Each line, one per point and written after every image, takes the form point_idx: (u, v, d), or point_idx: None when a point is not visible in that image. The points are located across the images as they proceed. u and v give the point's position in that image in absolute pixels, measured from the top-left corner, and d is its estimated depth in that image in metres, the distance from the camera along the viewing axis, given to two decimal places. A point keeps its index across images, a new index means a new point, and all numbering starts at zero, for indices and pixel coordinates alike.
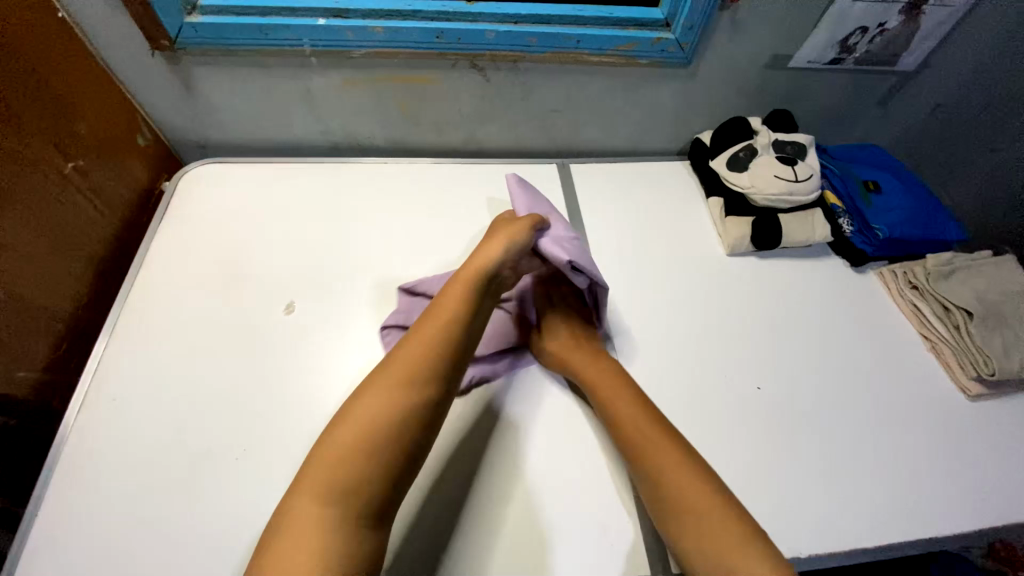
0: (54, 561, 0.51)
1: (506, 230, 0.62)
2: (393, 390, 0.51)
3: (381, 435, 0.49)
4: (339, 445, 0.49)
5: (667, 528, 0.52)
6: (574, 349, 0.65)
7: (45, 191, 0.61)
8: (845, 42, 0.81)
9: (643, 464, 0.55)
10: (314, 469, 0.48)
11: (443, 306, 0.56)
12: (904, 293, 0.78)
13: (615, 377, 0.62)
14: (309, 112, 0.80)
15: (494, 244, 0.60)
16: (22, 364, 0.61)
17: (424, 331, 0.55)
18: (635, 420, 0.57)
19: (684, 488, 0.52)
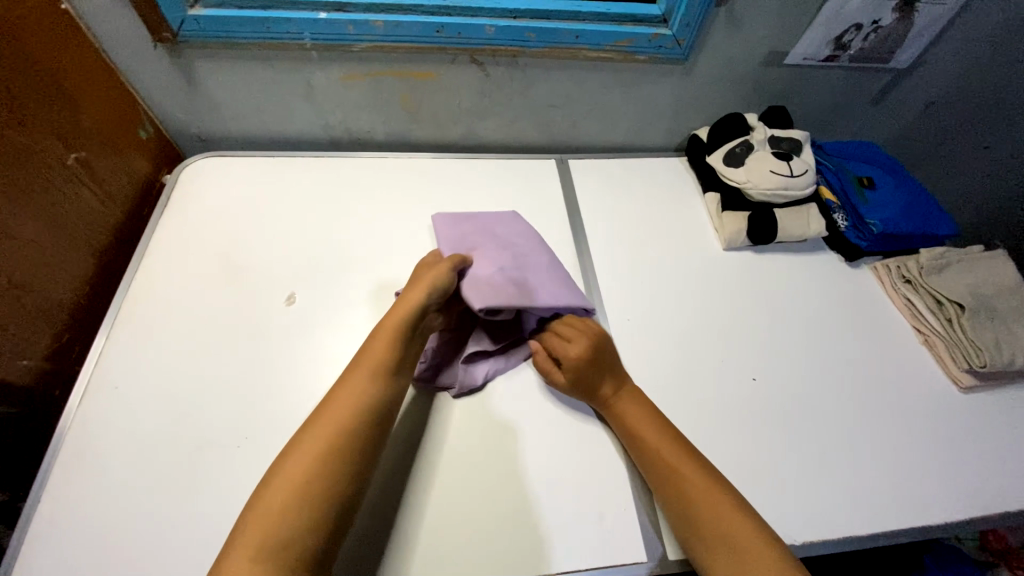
0: (56, 545, 0.52)
1: (426, 276, 0.61)
2: (318, 445, 0.50)
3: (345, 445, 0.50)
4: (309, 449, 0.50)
5: (687, 532, 0.54)
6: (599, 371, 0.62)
7: (49, 181, 0.62)
8: (840, 40, 0.82)
9: (671, 486, 0.56)
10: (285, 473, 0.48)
11: (363, 361, 0.56)
12: (897, 287, 0.79)
13: (638, 400, 0.62)
14: (310, 107, 0.81)
15: (416, 289, 0.60)
16: (24, 352, 0.61)
17: (347, 386, 0.54)
18: (664, 444, 0.58)
19: (713, 510, 0.53)
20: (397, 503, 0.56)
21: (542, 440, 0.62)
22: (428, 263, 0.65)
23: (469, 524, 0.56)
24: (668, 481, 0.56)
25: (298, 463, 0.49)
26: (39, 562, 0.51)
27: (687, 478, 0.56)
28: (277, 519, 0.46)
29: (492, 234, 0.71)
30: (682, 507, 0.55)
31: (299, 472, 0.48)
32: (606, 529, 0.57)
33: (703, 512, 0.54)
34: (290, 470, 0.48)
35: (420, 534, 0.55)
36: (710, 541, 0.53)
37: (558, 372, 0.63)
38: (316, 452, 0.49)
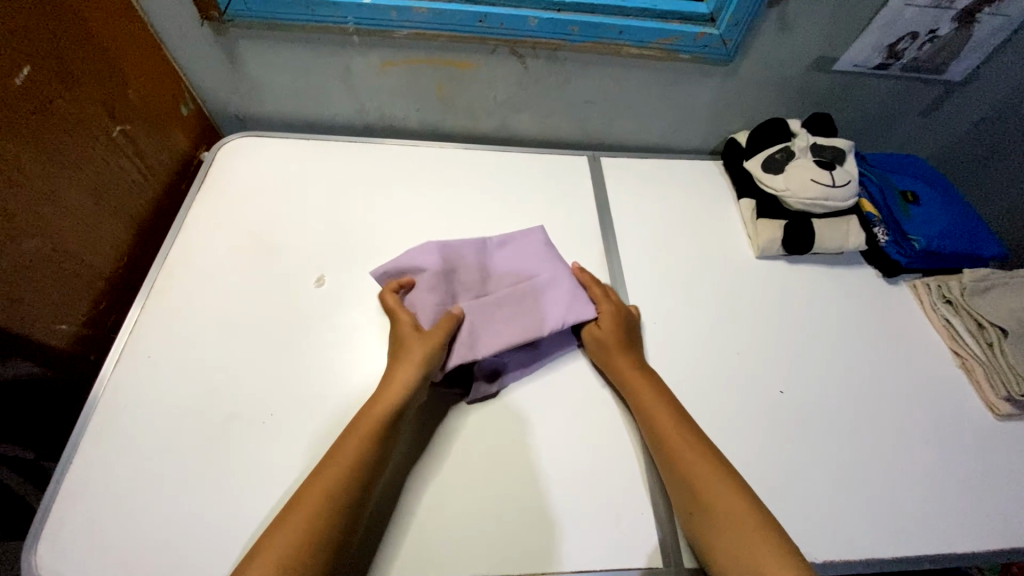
0: (86, 504, 0.53)
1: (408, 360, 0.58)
2: (344, 471, 0.51)
3: (374, 450, 0.53)
4: (343, 454, 0.52)
5: (700, 534, 0.53)
6: (620, 342, 0.64)
7: (95, 152, 0.63)
8: (894, 48, 0.79)
9: (677, 464, 0.55)
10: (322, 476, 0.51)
11: (378, 404, 0.56)
12: (937, 308, 0.77)
13: (651, 377, 0.62)
14: (347, 91, 0.81)
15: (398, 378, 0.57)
16: (64, 318, 0.63)
17: (368, 423, 0.55)
18: (671, 422, 0.58)
19: (718, 492, 0.53)
20: (420, 488, 0.57)
21: (559, 435, 0.61)
22: (401, 319, 0.62)
23: (481, 513, 0.55)
24: (672, 461, 0.56)
25: (335, 467, 0.51)
26: (72, 520, 0.52)
27: (695, 458, 0.55)
28: (316, 523, 0.48)
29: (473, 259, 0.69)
30: (689, 486, 0.54)
31: (335, 476, 0.51)
32: (623, 531, 0.56)
33: (706, 490, 0.53)
34: (326, 473, 0.51)
35: (433, 522, 0.55)
36: (715, 522, 0.52)
37: (585, 329, 0.66)
38: (350, 459, 0.52)
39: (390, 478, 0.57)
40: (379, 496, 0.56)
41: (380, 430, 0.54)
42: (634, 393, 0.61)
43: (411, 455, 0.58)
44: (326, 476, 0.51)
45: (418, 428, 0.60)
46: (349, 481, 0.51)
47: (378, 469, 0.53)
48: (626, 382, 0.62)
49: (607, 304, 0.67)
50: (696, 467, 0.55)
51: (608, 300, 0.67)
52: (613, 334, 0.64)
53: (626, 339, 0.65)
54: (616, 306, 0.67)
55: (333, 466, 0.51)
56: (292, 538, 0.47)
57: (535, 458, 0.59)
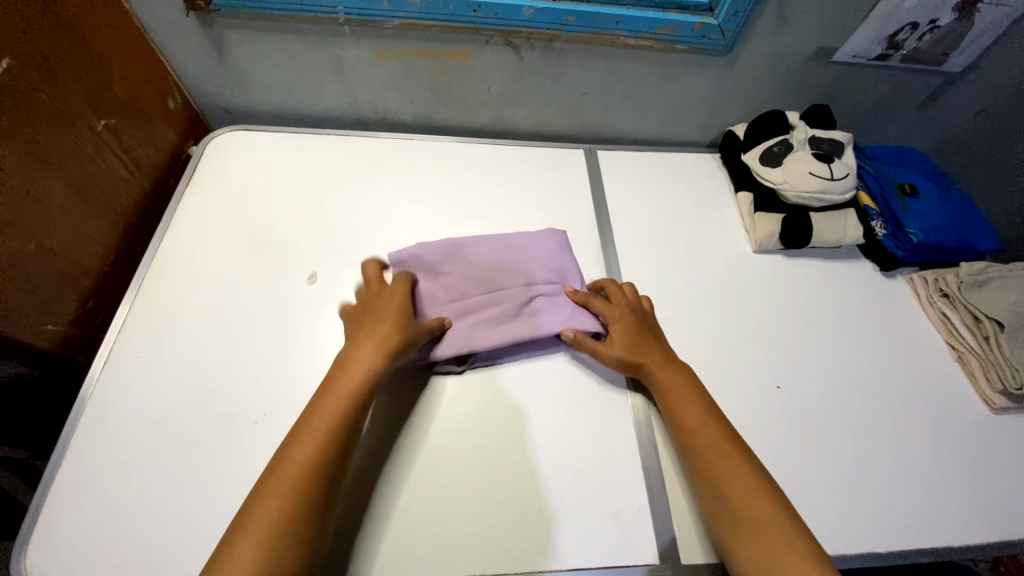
0: (77, 508, 0.52)
1: (385, 332, 0.59)
2: (319, 443, 0.51)
3: (345, 423, 0.53)
4: (321, 419, 0.52)
5: (719, 523, 0.53)
6: (641, 351, 0.62)
7: (80, 147, 0.61)
8: (894, 38, 0.78)
9: (706, 467, 0.55)
10: (307, 434, 0.51)
11: (351, 374, 0.56)
12: (933, 300, 0.77)
13: (683, 377, 0.61)
14: (339, 83, 0.79)
15: (376, 345, 0.58)
16: (50, 319, 0.62)
17: (335, 395, 0.54)
18: (703, 420, 0.58)
19: (735, 483, 0.53)
20: (415, 487, 0.56)
21: (557, 430, 0.61)
22: (391, 287, 0.64)
23: (481, 511, 0.55)
24: (698, 454, 0.56)
25: (324, 418, 0.52)
26: (63, 524, 0.52)
27: (722, 461, 0.55)
28: (303, 486, 0.48)
29: (485, 250, 0.69)
30: (714, 487, 0.54)
31: (320, 432, 0.51)
32: (620, 526, 0.56)
33: (733, 492, 0.53)
34: (311, 432, 0.51)
35: (431, 520, 0.54)
36: (738, 523, 0.52)
37: (605, 354, 0.63)
38: (343, 436, 0.52)
39: (384, 479, 0.56)
40: (374, 496, 0.55)
41: (346, 407, 0.54)
42: (662, 388, 0.60)
43: (406, 455, 0.58)
44: (312, 433, 0.51)
45: (413, 429, 0.59)
46: (336, 434, 0.52)
47: (351, 440, 0.53)
48: (650, 376, 0.61)
49: (619, 312, 0.65)
50: (725, 470, 0.54)
51: (623, 298, 0.67)
52: (630, 337, 0.63)
53: (645, 337, 0.64)
54: (630, 306, 0.66)
55: (313, 435, 0.51)
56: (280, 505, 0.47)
57: (535, 454, 0.59)
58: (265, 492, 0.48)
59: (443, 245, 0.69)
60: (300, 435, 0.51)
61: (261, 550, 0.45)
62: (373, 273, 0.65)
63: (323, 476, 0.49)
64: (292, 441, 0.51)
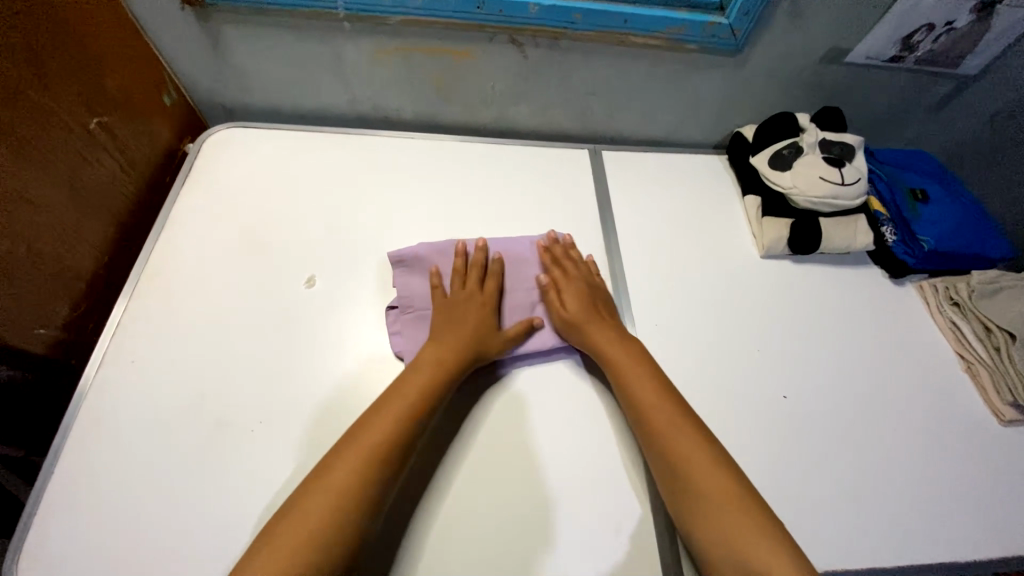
0: (69, 518, 0.51)
1: (459, 335, 0.60)
2: (369, 454, 0.49)
3: (398, 435, 0.51)
4: (371, 431, 0.51)
5: (676, 503, 0.52)
6: (590, 319, 0.63)
7: (72, 146, 0.60)
8: (908, 40, 0.76)
9: (661, 444, 0.54)
10: (362, 439, 0.50)
11: (412, 381, 0.55)
12: (943, 309, 0.75)
13: (635, 353, 0.61)
14: (339, 80, 0.77)
15: (448, 349, 0.59)
16: (42, 323, 0.60)
17: (396, 404, 0.53)
18: (654, 397, 0.56)
19: (691, 459, 0.52)
20: (415, 501, 0.54)
21: (560, 440, 0.59)
22: (483, 292, 0.64)
23: (477, 523, 0.54)
24: (651, 433, 0.55)
25: (378, 428, 0.51)
26: (55, 536, 0.50)
27: (679, 438, 0.53)
28: (352, 492, 0.47)
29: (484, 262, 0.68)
30: (671, 464, 0.53)
31: (375, 438, 0.50)
32: (623, 540, 0.55)
33: (691, 469, 0.51)
34: (365, 438, 0.50)
35: (431, 533, 0.53)
36: (698, 504, 0.50)
37: (555, 313, 0.64)
38: (391, 447, 0.50)
39: None
40: None
41: (402, 417, 0.52)
42: (613, 365, 0.59)
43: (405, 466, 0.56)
44: (365, 438, 0.50)
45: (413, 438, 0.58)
46: (390, 447, 0.50)
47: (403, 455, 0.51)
48: (599, 350, 0.61)
49: (577, 281, 0.66)
50: (680, 446, 0.53)
51: (580, 269, 0.67)
52: (584, 307, 0.63)
53: (598, 310, 0.64)
54: (585, 277, 0.67)
55: (361, 446, 0.50)
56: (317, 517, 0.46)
57: (539, 465, 0.58)
58: (307, 497, 0.47)
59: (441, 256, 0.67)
60: (355, 440, 0.50)
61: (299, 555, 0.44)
62: (472, 273, 0.65)
63: (371, 484, 0.48)
64: (339, 451, 0.50)
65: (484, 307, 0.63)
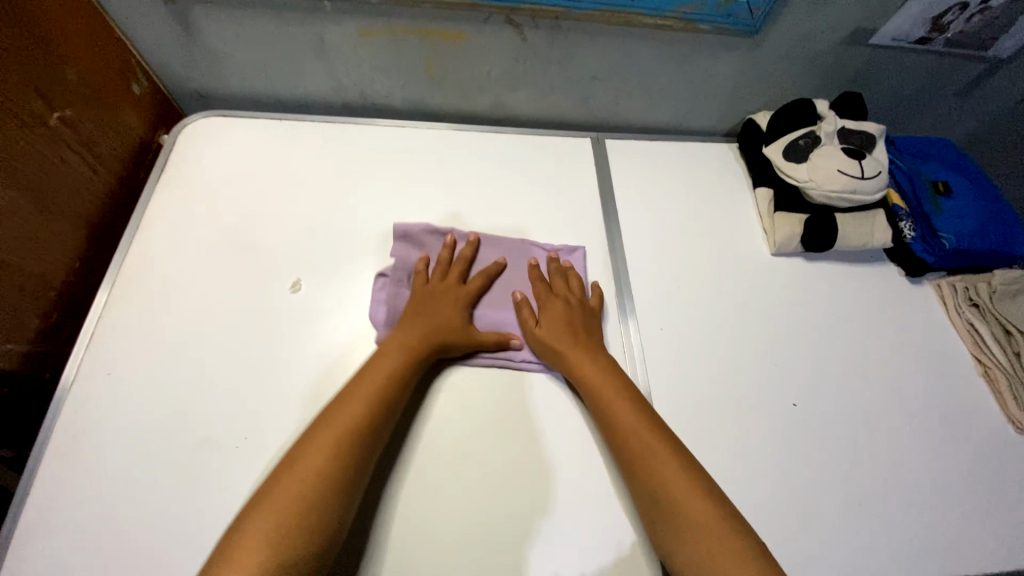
0: (44, 544, 0.49)
1: (424, 328, 0.57)
2: (326, 450, 0.46)
3: (357, 428, 0.48)
4: (329, 426, 0.47)
5: (662, 536, 0.48)
6: (563, 336, 0.59)
7: (31, 144, 0.56)
8: (939, 20, 0.70)
9: (640, 471, 0.50)
10: (333, 423, 0.48)
11: (370, 373, 0.52)
12: (961, 310, 0.72)
13: (614, 372, 0.57)
14: (322, 65, 0.72)
15: (408, 341, 0.55)
16: (9, 335, 0.57)
17: (353, 397, 0.50)
18: (632, 421, 0.53)
19: (672, 488, 0.48)
20: (408, 522, 0.52)
21: (560, 458, 0.56)
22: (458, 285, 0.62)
23: (471, 549, 0.51)
24: (630, 460, 0.51)
25: (335, 425, 0.48)
26: (29, 563, 0.48)
27: (656, 459, 0.50)
28: (327, 478, 0.44)
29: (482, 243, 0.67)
30: (650, 491, 0.49)
31: (339, 427, 0.47)
32: (623, 561, 0.52)
33: (671, 495, 0.48)
34: (335, 423, 0.48)
35: (422, 557, 0.50)
36: (683, 535, 0.46)
37: (528, 330, 0.61)
38: (348, 441, 0.47)
39: (373, 511, 0.52)
40: (363, 531, 0.51)
41: (364, 410, 0.49)
42: (590, 388, 0.56)
43: (397, 485, 0.53)
44: (336, 424, 0.48)
45: (405, 455, 0.55)
46: (350, 442, 0.47)
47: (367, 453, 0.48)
48: (576, 372, 0.57)
49: (560, 298, 0.63)
50: (659, 473, 0.49)
51: (571, 289, 0.64)
52: (557, 325, 0.60)
53: (576, 327, 0.60)
54: (567, 293, 0.63)
55: (320, 440, 0.46)
56: (272, 527, 0.41)
57: (537, 480, 0.55)
58: (278, 488, 0.44)
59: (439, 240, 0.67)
60: (312, 436, 0.47)
61: (268, 553, 0.40)
62: (456, 267, 0.63)
63: (346, 470, 0.46)
64: (296, 450, 0.46)
65: (458, 301, 0.61)
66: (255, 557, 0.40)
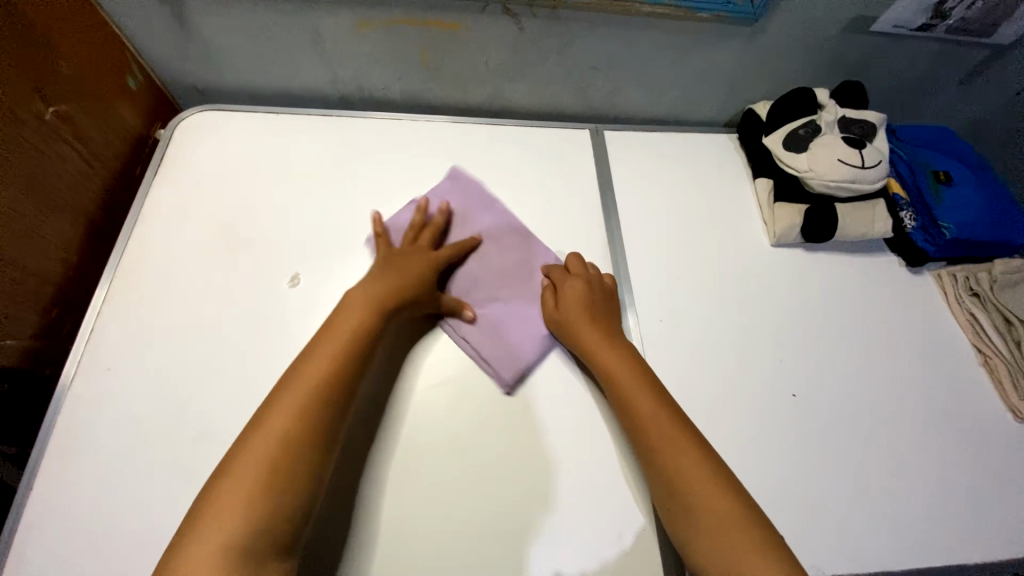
0: (48, 538, 0.49)
1: (384, 284, 0.55)
2: (291, 414, 0.45)
3: (324, 394, 0.47)
4: (294, 390, 0.47)
5: (677, 523, 0.49)
6: (586, 315, 0.59)
7: (28, 140, 0.56)
8: (941, 6, 0.69)
9: (660, 459, 0.50)
10: (288, 397, 0.46)
11: (333, 334, 0.51)
12: (962, 300, 0.72)
13: (632, 358, 0.56)
14: (318, 57, 0.71)
15: (367, 300, 0.54)
16: (9, 331, 0.57)
17: (316, 358, 0.49)
18: (650, 409, 0.52)
19: (691, 476, 0.48)
20: (410, 514, 0.52)
21: (560, 451, 0.57)
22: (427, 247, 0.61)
23: (471, 541, 0.52)
24: (647, 448, 0.51)
25: (299, 388, 0.47)
26: (33, 557, 0.49)
27: (674, 447, 0.50)
28: (283, 453, 0.44)
29: (485, 198, 0.69)
30: (667, 478, 0.49)
31: (304, 390, 0.47)
32: (623, 551, 0.53)
33: (687, 483, 0.48)
34: (293, 394, 0.46)
35: (426, 549, 0.51)
36: (699, 522, 0.47)
37: (549, 312, 0.61)
38: (312, 404, 0.46)
39: (374, 504, 0.52)
40: (365, 524, 0.51)
41: (329, 372, 0.48)
42: (608, 375, 0.55)
43: (398, 478, 0.54)
44: (293, 396, 0.46)
45: (405, 449, 0.55)
46: (315, 407, 0.46)
47: (335, 419, 0.47)
48: (596, 359, 0.57)
49: (579, 277, 0.63)
50: (681, 462, 0.49)
51: (587, 271, 0.64)
52: (580, 305, 0.60)
53: (597, 309, 0.60)
54: (589, 276, 0.63)
55: (286, 405, 0.46)
56: (242, 493, 0.42)
57: (537, 471, 0.55)
58: (240, 461, 0.43)
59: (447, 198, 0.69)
60: (280, 399, 0.46)
61: (229, 527, 0.40)
62: (428, 231, 0.63)
63: (303, 444, 0.44)
64: (263, 414, 0.46)
65: (427, 262, 0.60)
66: (217, 531, 0.40)
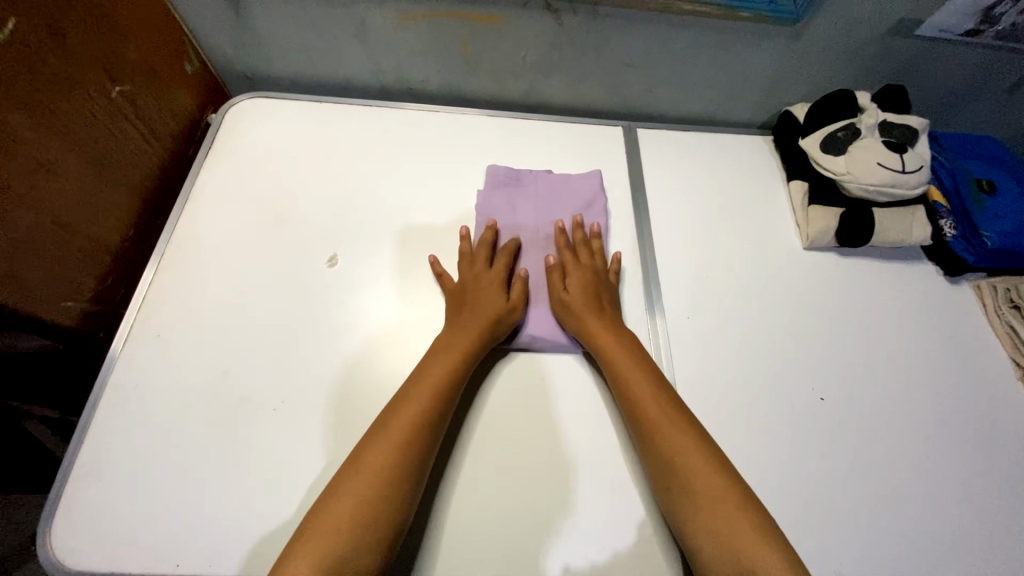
0: (97, 488, 0.52)
1: (472, 323, 0.58)
2: (386, 461, 0.48)
3: (413, 439, 0.50)
4: (385, 439, 0.49)
5: (675, 511, 0.49)
6: (590, 303, 0.61)
7: (93, 117, 0.59)
8: (990, 12, 0.68)
9: (658, 444, 0.51)
10: (386, 432, 0.50)
11: (421, 383, 0.53)
12: (1002, 313, 0.70)
13: (637, 353, 0.57)
14: (362, 48, 0.73)
15: (460, 342, 0.57)
16: (70, 294, 0.61)
17: (408, 407, 0.51)
18: (655, 401, 0.53)
19: (691, 466, 0.49)
20: (434, 490, 0.54)
21: (584, 437, 0.57)
22: (495, 269, 0.63)
23: (488, 522, 0.53)
24: (646, 435, 0.52)
25: (389, 437, 0.49)
26: (85, 503, 0.52)
27: (673, 436, 0.51)
28: (377, 485, 0.47)
29: (559, 182, 0.72)
30: (663, 464, 0.50)
31: (396, 437, 0.49)
32: (642, 539, 0.53)
33: (686, 470, 0.49)
34: (387, 435, 0.49)
35: (454, 528, 0.52)
36: (699, 509, 0.47)
37: (555, 293, 0.63)
38: (398, 447, 0.49)
39: None
40: None
41: (418, 420, 0.51)
42: (610, 364, 0.56)
43: None
44: (387, 439, 0.49)
45: None
46: (405, 453, 0.49)
47: (423, 464, 0.49)
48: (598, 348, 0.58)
49: (583, 267, 0.64)
50: (678, 448, 0.50)
51: (594, 259, 0.65)
52: (584, 297, 0.61)
53: (598, 301, 0.61)
54: (595, 268, 0.64)
55: (377, 450, 0.48)
56: (338, 536, 0.44)
57: (561, 455, 0.57)
58: (338, 500, 0.46)
59: (539, 186, 0.72)
60: (371, 445, 0.49)
61: (332, 552, 0.43)
62: (480, 252, 0.64)
63: (397, 483, 0.47)
64: (355, 459, 0.48)
65: (494, 287, 0.61)
66: (318, 553, 0.43)
